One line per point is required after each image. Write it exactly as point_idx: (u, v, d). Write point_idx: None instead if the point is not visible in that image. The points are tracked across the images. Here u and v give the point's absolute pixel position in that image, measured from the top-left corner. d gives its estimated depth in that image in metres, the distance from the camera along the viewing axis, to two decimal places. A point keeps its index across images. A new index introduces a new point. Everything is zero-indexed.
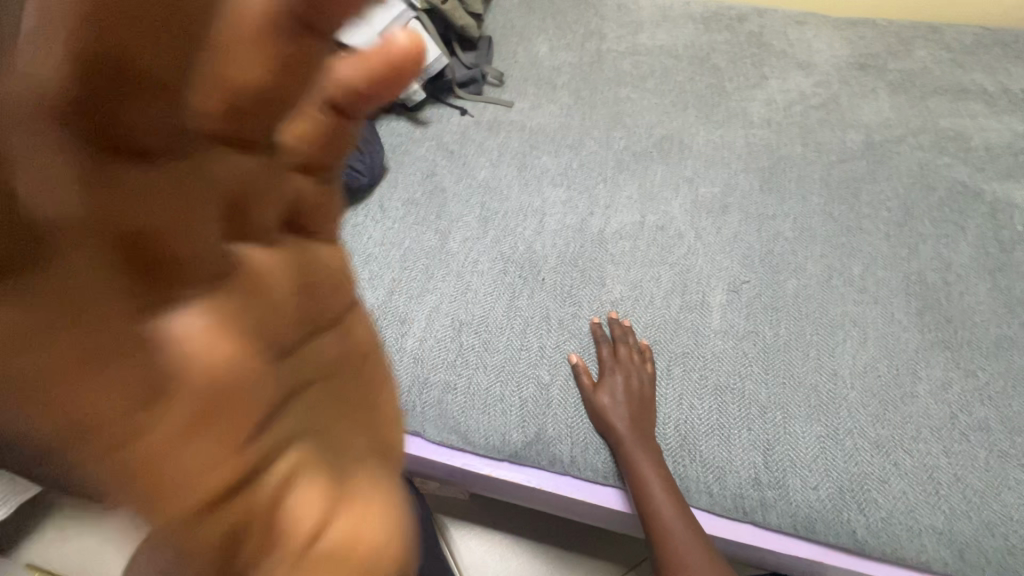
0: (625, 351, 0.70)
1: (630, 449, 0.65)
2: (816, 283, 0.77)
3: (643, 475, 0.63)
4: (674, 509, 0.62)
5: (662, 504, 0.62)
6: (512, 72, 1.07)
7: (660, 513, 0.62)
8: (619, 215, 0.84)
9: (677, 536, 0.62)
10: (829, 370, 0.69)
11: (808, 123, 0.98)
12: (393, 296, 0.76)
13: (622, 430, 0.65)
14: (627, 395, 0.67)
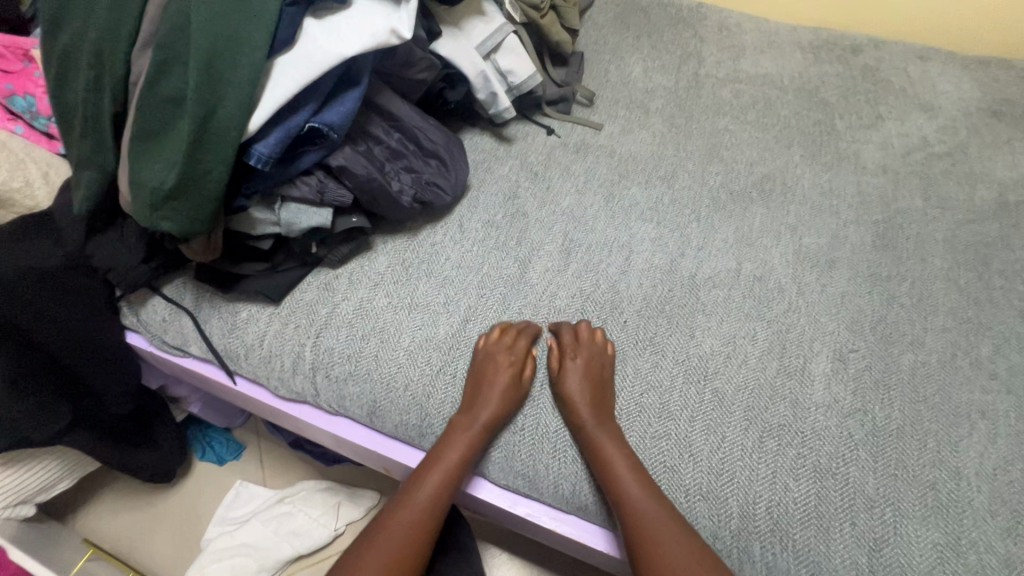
0: (587, 337, 0.69)
1: (593, 434, 0.63)
2: (937, 361, 0.68)
3: (611, 462, 0.61)
4: (636, 484, 0.60)
5: (623, 478, 0.60)
6: (602, 91, 1.02)
7: (634, 509, 0.59)
8: (712, 260, 0.78)
9: (660, 531, 0.58)
10: (951, 467, 0.61)
11: (930, 174, 0.89)
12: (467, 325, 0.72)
13: (582, 407, 0.64)
14: (591, 382, 0.66)
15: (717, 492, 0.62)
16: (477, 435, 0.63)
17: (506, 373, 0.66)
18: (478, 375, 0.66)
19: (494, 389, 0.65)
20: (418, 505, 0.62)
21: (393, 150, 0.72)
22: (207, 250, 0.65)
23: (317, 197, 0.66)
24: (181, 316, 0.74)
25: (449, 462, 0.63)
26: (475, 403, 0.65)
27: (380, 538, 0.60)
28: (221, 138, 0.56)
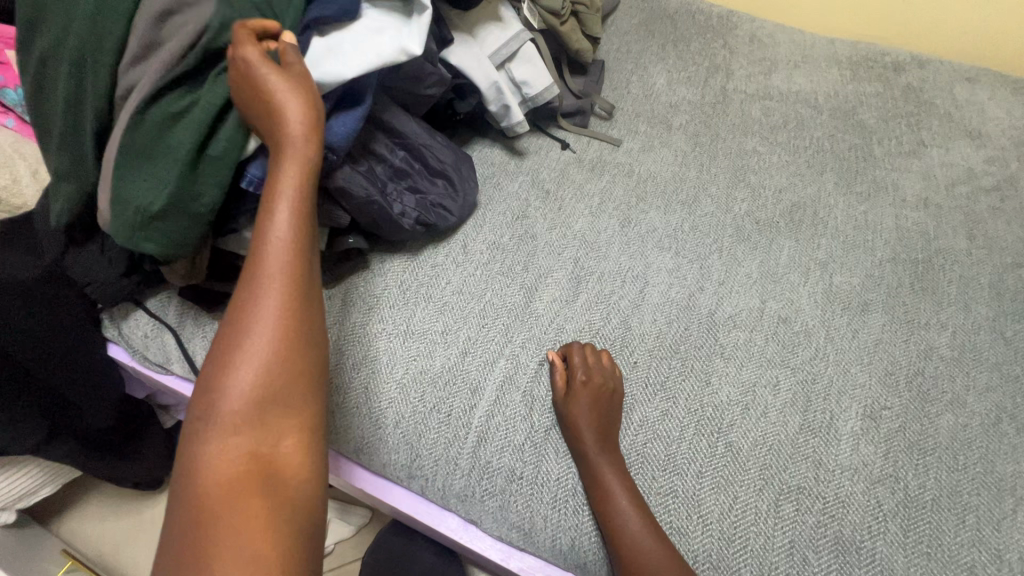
0: (596, 360, 0.65)
1: (602, 466, 0.58)
2: (979, 425, 0.62)
3: (617, 500, 0.56)
4: (639, 524, 0.55)
5: (624, 517, 0.55)
6: (622, 104, 0.96)
7: (637, 547, 0.54)
8: (734, 298, 0.72)
9: (653, 568, 0.53)
10: (992, 548, 0.55)
11: (976, 209, 0.82)
12: (463, 356, 0.66)
13: (586, 435, 0.59)
14: (596, 404, 0.61)
15: (729, 562, 0.56)
16: (302, 190, 0.50)
17: (263, 71, 0.49)
18: (258, 101, 0.50)
19: (270, 101, 0.49)
20: (273, 271, 0.48)
21: (396, 169, 0.67)
22: (189, 273, 0.61)
23: None
24: (163, 331, 0.70)
25: (290, 190, 0.49)
26: (275, 132, 0.50)
27: (233, 368, 0.46)
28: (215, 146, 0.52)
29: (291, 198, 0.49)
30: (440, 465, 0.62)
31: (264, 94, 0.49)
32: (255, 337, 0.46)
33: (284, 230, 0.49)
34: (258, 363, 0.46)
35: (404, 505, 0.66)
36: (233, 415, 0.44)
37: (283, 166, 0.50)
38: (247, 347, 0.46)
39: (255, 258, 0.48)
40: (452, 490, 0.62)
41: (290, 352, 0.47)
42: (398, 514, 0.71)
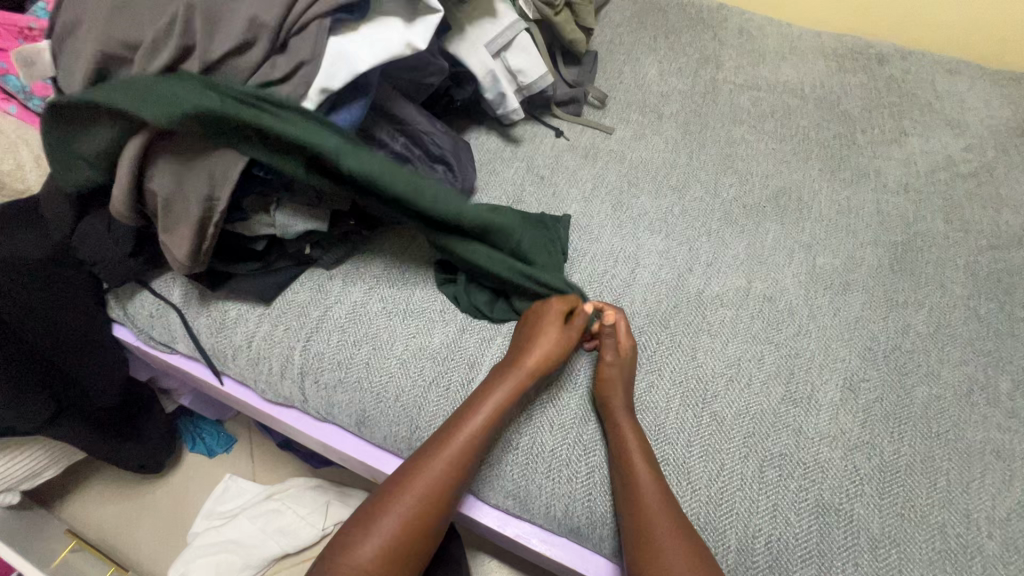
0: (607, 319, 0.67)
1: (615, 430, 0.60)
2: (953, 396, 0.65)
3: (628, 461, 0.58)
4: (647, 470, 0.57)
5: (635, 462, 0.58)
6: (615, 94, 0.99)
7: (645, 505, 0.56)
8: (721, 277, 0.75)
9: (661, 513, 0.55)
10: (961, 509, 0.58)
11: (954, 195, 0.85)
12: (472, 333, 0.69)
13: (603, 384, 0.62)
14: (622, 377, 0.63)
15: (714, 524, 0.59)
16: (505, 407, 0.59)
17: (546, 333, 0.64)
18: (529, 338, 0.64)
19: (531, 345, 0.63)
20: (448, 457, 0.57)
21: (398, 155, 0.69)
22: (195, 262, 0.62)
23: (315, 202, 0.64)
24: (168, 311, 0.72)
25: (494, 398, 0.59)
26: (520, 356, 0.62)
27: (385, 516, 0.55)
28: (231, 158, 0.56)
29: (492, 409, 0.59)
30: None
31: (535, 343, 0.63)
32: (410, 498, 0.55)
33: (473, 428, 0.58)
34: (400, 523, 0.54)
35: None
36: (370, 556, 0.53)
37: (504, 380, 0.61)
38: (401, 502, 0.55)
39: (450, 436, 0.58)
40: None
41: (433, 518, 0.56)
42: None
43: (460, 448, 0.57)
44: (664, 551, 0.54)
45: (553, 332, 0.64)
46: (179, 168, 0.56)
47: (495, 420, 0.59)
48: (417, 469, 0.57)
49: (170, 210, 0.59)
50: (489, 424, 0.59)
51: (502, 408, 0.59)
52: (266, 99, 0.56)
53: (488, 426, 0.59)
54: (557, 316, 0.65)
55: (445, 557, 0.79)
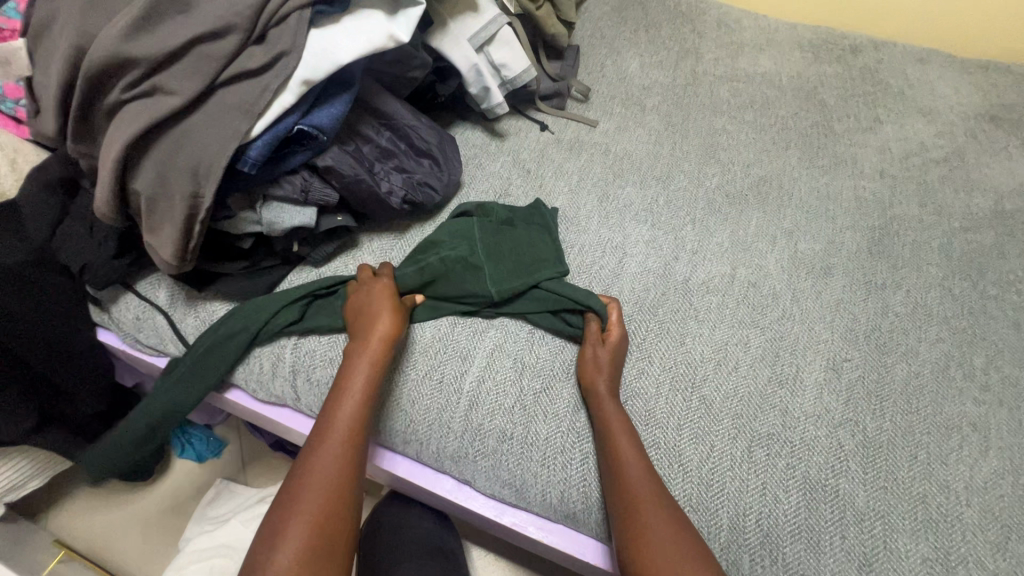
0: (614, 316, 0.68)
1: (605, 414, 0.61)
2: (931, 372, 0.67)
3: (617, 444, 0.59)
4: (632, 451, 0.59)
5: (621, 442, 0.59)
6: (597, 87, 1.00)
7: (631, 484, 0.57)
8: (706, 265, 0.77)
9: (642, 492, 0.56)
10: (941, 480, 0.60)
11: (928, 180, 0.87)
12: (469, 326, 0.69)
13: (597, 373, 0.63)
14: (611, 364, 0.64)
15: (706, 504, 0.60)
16: (373, 381, 0.60)
17: (381, 296, 0.65)
18: (364, 307, 0.64)
19: (372, 309, 0.64)
20: (338, 439, 0.56)
21: (383, 150, 0.69)
22: (183, 263, 0.61)
23: (301, 197, 0.63)
24: (154, 313, 0.71)
25: (361, 374, 0.59)
26: (368, 325, 0.62)
27: (293, 518, 0.51)
28: (214, 154, 0.54)
29: (358, 382, 0.59)
30: (433, 428, 0.65)
31: (373, 308, 0.64)
32: (310, 491, 0.52)
33: (354, 406, 0.58)
34: (309, 521, 0.51)
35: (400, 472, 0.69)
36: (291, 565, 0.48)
37: (363, 353, 0.60)
38: (305, 499, 0.52)
39: (330, 425, 0.57)
40: (446, 452, 0.65)
41: (341, 505, 0.53)
42: (395, 481, 0.74)
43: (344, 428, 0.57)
44: (649, 526, 0.54)
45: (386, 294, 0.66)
46: (165, 168, 0.55)
47: (369, 392, 0.59)
48: (308, 469, 0.54)
49: (155, 210, 0.57)
50: (359, 397, 0.58)
51: (367, 379, 0.59)
52: (250, 94, 0.55)
53: (358, 399, 0.58)
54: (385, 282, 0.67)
55: (443, 549, 0.79)
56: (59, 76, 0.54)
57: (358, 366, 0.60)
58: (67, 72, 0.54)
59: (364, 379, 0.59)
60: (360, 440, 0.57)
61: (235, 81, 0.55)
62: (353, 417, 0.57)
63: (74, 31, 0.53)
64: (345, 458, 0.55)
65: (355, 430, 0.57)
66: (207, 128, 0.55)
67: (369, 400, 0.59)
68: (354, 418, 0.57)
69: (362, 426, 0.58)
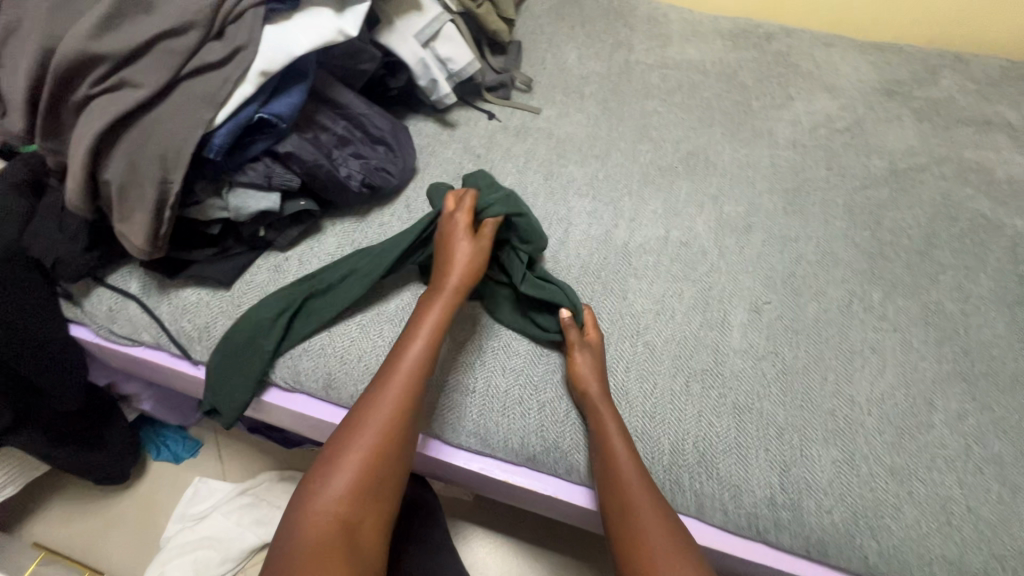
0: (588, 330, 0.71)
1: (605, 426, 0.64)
2: (837, 308, 0.77)
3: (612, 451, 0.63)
4: (622, 451, 0.63)
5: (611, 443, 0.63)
6: (539, 78, 1.08)
7: (622, 482, 0.61)
8: (643, 229, 0.85)
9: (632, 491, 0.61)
10: (847, 396, 0.70)
11: (833, 146, 0.99)
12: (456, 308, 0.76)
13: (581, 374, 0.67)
14: (595, 369, 0.68)
15: (649, 433, 0.68)
16: (443, 324, 0.67)
17: (463, 243, 0.71)
18: (447, 251, 0.71)
19: (450, 256, 0.70)
20: (402, 374, 0.63)
21: (340, 137, 0.75)
22: (154, 248, 0.65)
23: (265, 182, 0.68)
24: (128, 303, 0.75)
25: (434, 316, 0.67)
26: (448, 267, 0.70)
27: (354, 444, 0.59)
28: (180, 142, 0.59)
29: (428, 324, 0.66)
30: None
31: (454, 254, 0.71)
32: (372, 421, 0.60)
33: (423, 344, 0.65)
34: (366, 447, 0.59)
35: None
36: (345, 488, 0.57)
37: (441, 295, 0.68)
38: (366, 428, 0.60)
39: (398, 361, 0.64)
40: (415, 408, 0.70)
41: (398, 436, 0.61)
42: None
43: (413, 365, 0.64)
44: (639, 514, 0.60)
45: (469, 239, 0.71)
46: (134, 156, 0.60)
47: (438, 334, 0.66)
48: (373, 399, 0.62)
49: (126, 198, 0.61)
50: (430, 336, 0.66)
51: (439, 322, 0.67)
52: (213, 85, 0.60)
53: (429, 338, 0.65)
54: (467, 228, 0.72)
55: (420, 505, 0.85)
56: (28, 76, 0.58)
57: (432, 307, 0.68)
58: (35, 71, 0.58)
59: (434, 322, 0.66)
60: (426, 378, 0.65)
61: (197, 74, 0.60)
62: (422, 355, 0.65)
63: (40, 34, 0.58)
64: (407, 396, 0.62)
65: (422, 368, 0.64)
66: (173, 117, 0.59)
67: (438, 341, 0.66)
68: (422, 356, 0.64)
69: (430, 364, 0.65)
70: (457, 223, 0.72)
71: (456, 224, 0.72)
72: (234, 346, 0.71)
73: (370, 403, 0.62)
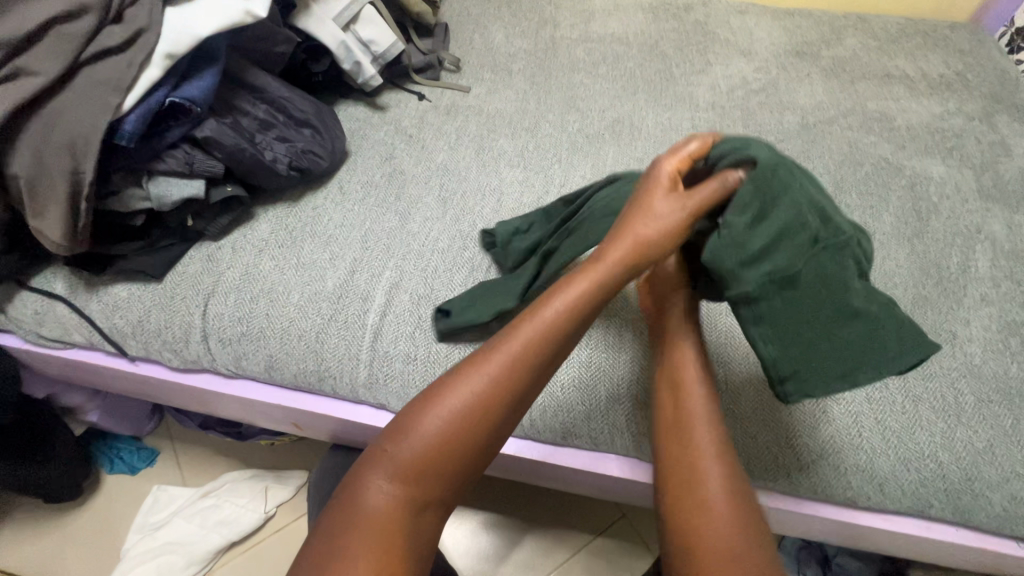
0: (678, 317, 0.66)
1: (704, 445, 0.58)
2: None
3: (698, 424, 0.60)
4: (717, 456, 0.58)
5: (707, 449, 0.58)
6: (468, 59, 1.10)
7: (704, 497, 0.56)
8: (573, 194, 0.88)
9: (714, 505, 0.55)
10: None
11: (748, 106, 1.04)
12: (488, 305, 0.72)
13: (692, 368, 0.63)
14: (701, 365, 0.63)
15: (586, 381, 0.71)
16: (586, 294, 0.57)
17: (658, 204, 0.58)
18: (637, 207, 0.59)
19: (633, 217, 0.59)
20: (511, 349, 0.56)
21: (261, 121, 0.74)
22: (74, 244, 0.64)
23: (186, 169, 0.68)
24: (55, 304, 0.74)
25: (577, 285, 0.58)
26: (621, 229, 0.59)
27: (440, 417, 0.55)
28: (89, 130, 0.59)
29: (566, 290, 0.58)
30: (343, 363, 0.72)
31: (634, 214, 0.59)
32: (460, 396, 0.55)
33: (550, 313, 0.57)
34: (445, 425, 0.54)
35: (322, 410, 0.75)
36: (408, 464, 0.54)
37: (602, 259, 0.59)
38: (449, 401, 0.55)
39: (515, 332, 0.57)
40: (359, 381, 0.72)
41: (488, 422, 0.55)
42: (323, 426, 0.80)
43: (529, 337, 0.56)
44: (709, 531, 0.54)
45: (670, 203, 0.58)
46: (41, 148, 0.59)
47: (574, 306, 0.57)
48: (471, 368, 0.56)
49: (37, 193, 0.61)
50: (564, 305, 0.57)
51: (579, 292, 0.57)
52: (117, 70, 0.60)
53: (560, 307, 0.57)
54: (666, 187, 0.59)
55: None
56: None
57: (586, 269, 0.59)
58: None
59: (572, 291, 0.58)
60: (547, 354, 0.57)
61: (101, 60, 0.60)
62: (550, 327, 0.56)
63: None
64: (513, 376, 0.56)
65: (540, 343, 0.56)
66: (79, 106, 0.59)
67: (573, 313, 0.57)
68: (549, 328, 0.56)
69: (557, 339, 0.57)
70: (660, 175, 0.60)
71: (659, 174, 0.60)
72: (493, 287, 0.72)
73: (463, 374, 0.56)
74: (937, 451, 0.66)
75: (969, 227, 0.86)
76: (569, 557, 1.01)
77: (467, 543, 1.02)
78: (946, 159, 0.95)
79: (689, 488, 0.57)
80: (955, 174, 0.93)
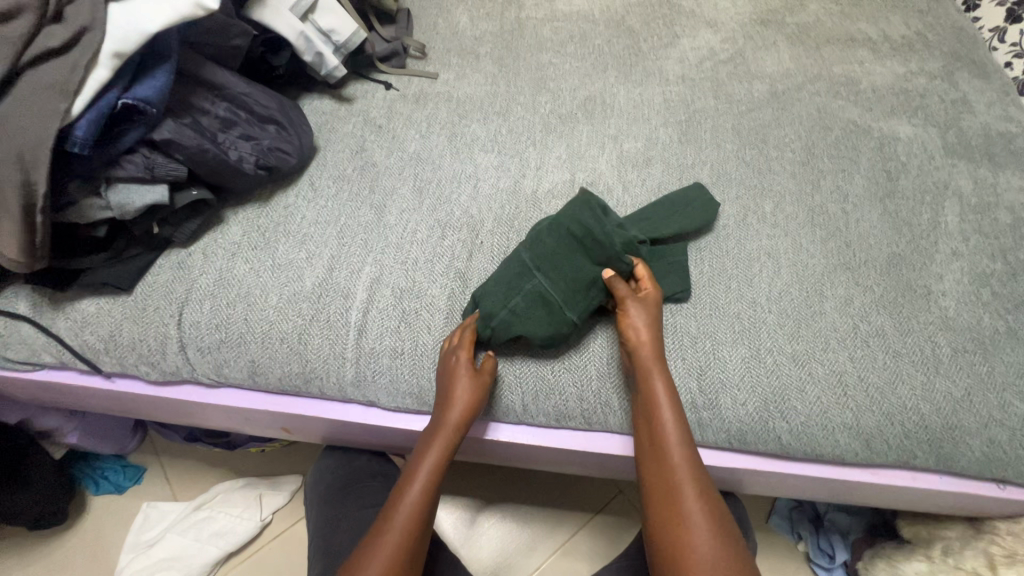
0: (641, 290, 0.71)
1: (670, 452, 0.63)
2: (733, 223, 0.83)
3: (669, 442, 0.63)
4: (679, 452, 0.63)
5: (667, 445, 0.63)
6: (432, 44, 1.07)
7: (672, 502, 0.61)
8: (550, 175, 0.87)
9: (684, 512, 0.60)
10: (749, 299, 0.76)
11: (717, 77, 1.04)
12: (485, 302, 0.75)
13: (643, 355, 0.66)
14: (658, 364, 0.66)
15: (576, 363, 0.71)
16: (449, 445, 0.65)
17: (462, 370, 0.66)
18: (445, 369, 0.67)
19: (446, 380, 0.66)
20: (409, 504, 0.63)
21: (222, 119, 0.72)
22: (35, 260, 0.62)
23: (147, 174, 0.65)
24: (20, 324, 0.71)
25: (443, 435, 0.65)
26: (445, 389, 0.66)
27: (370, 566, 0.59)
28: (36, 139, 0.56)
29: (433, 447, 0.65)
30: (328, 362, 0.70)
31: (446, 376, 0.66)
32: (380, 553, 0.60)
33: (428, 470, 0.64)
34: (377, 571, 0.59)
35: (310, 413, 0.73)
36: None
37: (445, 417, 0.65)
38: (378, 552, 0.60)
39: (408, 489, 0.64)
40: (346, 379, 0.70)
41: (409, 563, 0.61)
42: (314, 428, 0.79)
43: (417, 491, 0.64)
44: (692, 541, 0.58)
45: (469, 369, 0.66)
46: None
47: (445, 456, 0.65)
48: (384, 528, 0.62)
49: None
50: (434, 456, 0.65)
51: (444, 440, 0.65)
52: (62, 73, 0.57)
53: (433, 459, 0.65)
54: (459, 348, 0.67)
55: (377, 474, 0.87)
56: None
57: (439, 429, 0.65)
58: None
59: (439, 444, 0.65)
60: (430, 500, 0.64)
61: (42, 65, 0.57)
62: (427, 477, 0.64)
63: None
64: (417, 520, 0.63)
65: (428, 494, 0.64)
66: (23, 114, 0.56)
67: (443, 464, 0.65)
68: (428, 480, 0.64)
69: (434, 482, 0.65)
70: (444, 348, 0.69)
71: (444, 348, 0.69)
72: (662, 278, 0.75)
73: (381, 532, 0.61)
74: (919, 403, 0.68)
75: (938, 183, 0.88)
76: (569, 537, 1.02)
77: (466, 532, 1.02)
78: (912, 118, 0.97)
79: (666, 500, 0.61)
80: (921, 133, 0.95)
